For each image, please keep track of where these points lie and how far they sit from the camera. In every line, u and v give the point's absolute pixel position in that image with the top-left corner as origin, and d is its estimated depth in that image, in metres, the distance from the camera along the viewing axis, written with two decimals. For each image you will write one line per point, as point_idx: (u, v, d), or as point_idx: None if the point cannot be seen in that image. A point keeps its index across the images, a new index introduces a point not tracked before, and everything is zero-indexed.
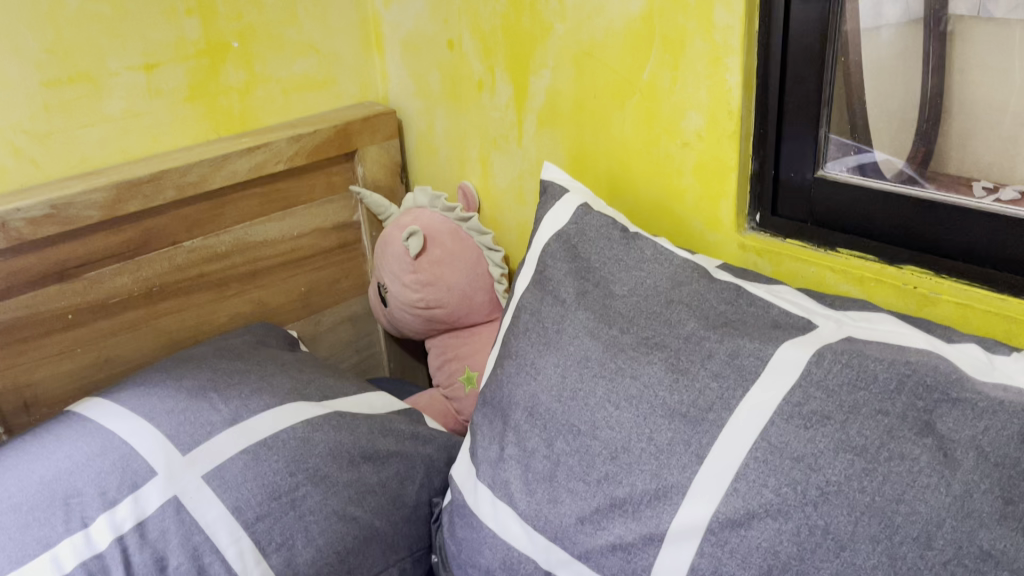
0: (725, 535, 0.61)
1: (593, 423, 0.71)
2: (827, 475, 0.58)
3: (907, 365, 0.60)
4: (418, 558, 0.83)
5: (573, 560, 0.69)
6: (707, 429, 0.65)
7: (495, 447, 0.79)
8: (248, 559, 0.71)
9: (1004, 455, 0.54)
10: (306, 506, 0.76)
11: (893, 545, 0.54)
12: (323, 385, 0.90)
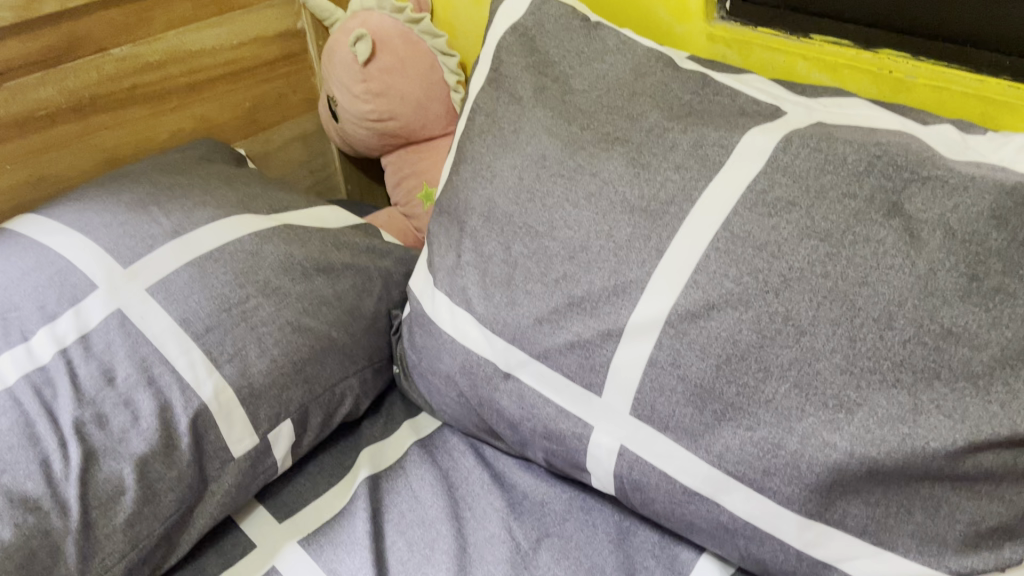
0: (684, 327, 0.60)
1: (551, 223, 0.68)
2: (790, 262, 0.56)
3: (878, 146, 0.57)
4: (379, 369, 0.82)
5: (532, 361, 0.69)
6: (668, 223, 0.62)
7: (451, 254, 0.76)
8: (199, 370, 0.69)
9: (972, 232, 0.52)
10: (258, 318, 0.74)
11: (854, 328, 0.54)
12: (272, 199, 0.86)
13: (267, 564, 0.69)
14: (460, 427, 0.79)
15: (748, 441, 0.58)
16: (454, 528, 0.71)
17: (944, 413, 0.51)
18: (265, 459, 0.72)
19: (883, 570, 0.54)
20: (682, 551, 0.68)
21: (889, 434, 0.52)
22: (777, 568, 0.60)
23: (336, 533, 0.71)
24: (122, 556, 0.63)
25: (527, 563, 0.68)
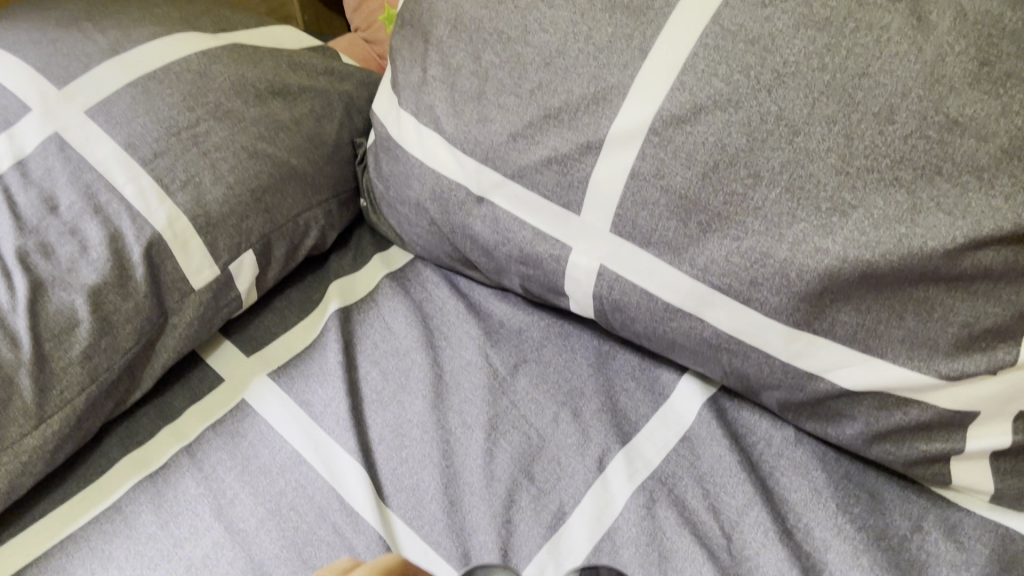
0: (669, 134, 0.55)
1: (524, 28, 0.62)
2: (785, 56, 0.52)
3: None
4: (344, 201, 0.78)
5: (506, 181, 0.64)
6: (652, 20, 0.56)
7: (417, 71, 0.70)
8: (150, 197, 0.65)
9: (985, 13, 0.47)
10: (210, 143, 0.68)
11: (852, 124, 0.50)
12: (218, 17, 0.79)
13: (238, 397, 0.67)
14: (431, 258, 0.75)
15: (735, 252, 0.55)
16: (429, 357, 0.69)
17: (944, 211, 0.48)
18: (228, 291, 0.69)
19: (871, 377, 0.53)
20: (663, 373, 0.67)
21: (885, 236, 0.49)
22: (761, 383, 0.58)
23: (308, 365, 0.69)
24: (83, 390, 0.60)
25: (505, 389, 0.66)
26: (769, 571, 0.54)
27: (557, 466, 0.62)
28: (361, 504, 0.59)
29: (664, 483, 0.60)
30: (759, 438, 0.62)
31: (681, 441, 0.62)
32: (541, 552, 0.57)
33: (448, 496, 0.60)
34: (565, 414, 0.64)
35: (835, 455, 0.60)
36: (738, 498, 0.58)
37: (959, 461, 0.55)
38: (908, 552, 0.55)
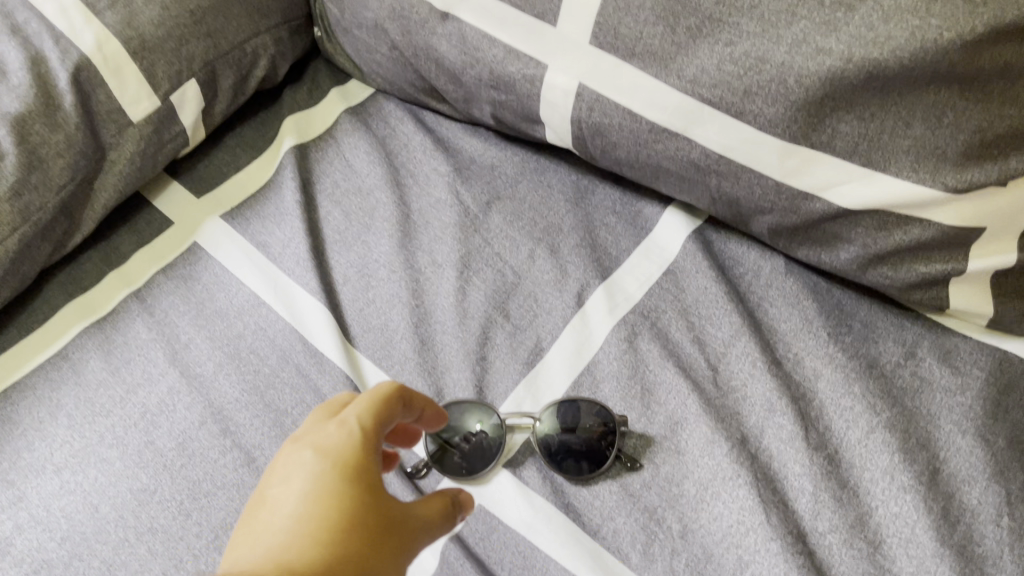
0: None
1: None
2: None
3: None
4: (295, 29, 0.70)
5: None
6: None
7: None
8: (74, 18, 0.58)
9: None
10: None
11: None
12: None
13: (189, 240, 0.62)
14: (395, 90, 0.69)
15: (728, 60, 0.49)
16: (394, 195, 0.64)
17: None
18: (171, 126, 0.63)
19: (872, 194, 0.49)
20: (645, 207, 0.62)
21: (896, 30, 0.44)
22: (752, 207, 0.54)
23: (264, 206, 0.64)
24: (15, 230, 0.55)
25: (477, 227, 0.61)
26: (756, 401, 0.52)
27: (533, 303, 0.58)
28: (326, 345, 0.56)
29: (646, 317, 0.56)
30: (747, 269, 0.59)
31: (664, 275, 0.58)
32: (519, 389, 0.54)
33: (418, 335, 0.56)
34: (541, 250, 0.60)
35: (826, 285, 0.57)
36: (723, 330, 0.55)
37: (959, 283, 0.52)
38: (900, 379, 0.52)
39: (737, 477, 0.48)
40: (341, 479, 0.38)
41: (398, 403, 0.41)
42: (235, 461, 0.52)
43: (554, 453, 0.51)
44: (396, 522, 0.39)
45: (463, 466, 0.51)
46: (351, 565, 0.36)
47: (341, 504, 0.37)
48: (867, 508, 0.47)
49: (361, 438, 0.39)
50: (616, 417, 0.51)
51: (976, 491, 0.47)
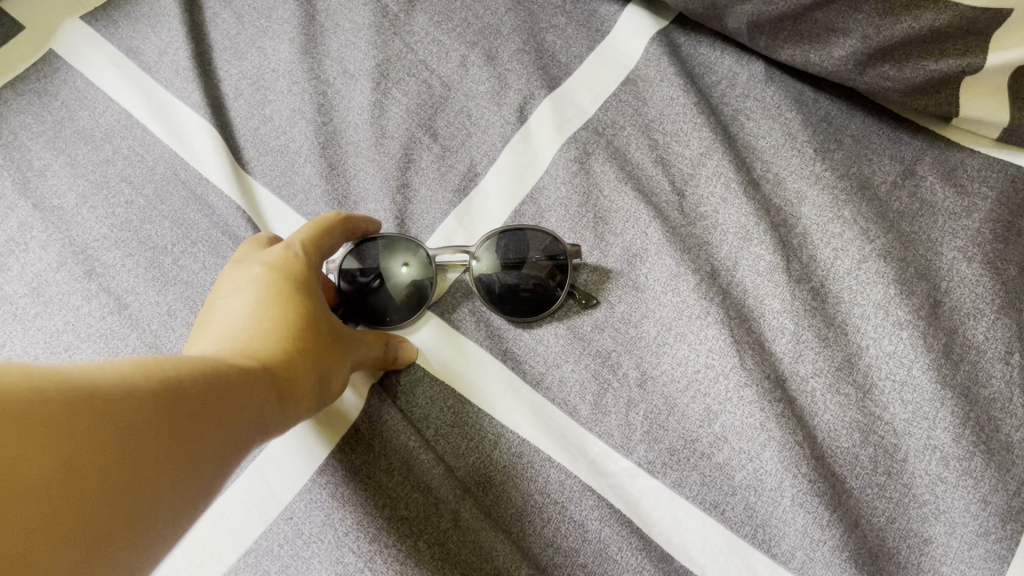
0: None
1: None
2: None
3: None
4: None
5: None
6: None
7: None
8: None
9: None
10: None
11: None
12: None
13: (44, 49, 0.51)
14: None
15: None
16: None
17: None
18: None
19: None
20: (601, 6, 0.52)
21: None
22: None
23: (137, 7, 0.52)
24: None
25: (398, 29, 0.51)
26: (729, 228, 0.44)
27: (466, 119, 0.48)
28: (212, 170, 0.46)
29: (600, 134, 0.47)
30: (720, 79, 0.49)
31: (623, 85, 0.49)
32: (449, 220, 0.45)
33: (326, 159, 0.47)
34: (475, 56, 0.50)
35: (813, 94, 0.48)
36: (692, 147, 0.46)
37: (973, 84, 0.43)
38: (897, 202, 0.44)
39: (706, 315, 0.41)
40: (293, 286, 0.36)
41: (339, 235, 0.41)
42: (102, 308, 0.42)
43: (499, 293, 0.43)
44: (342, 334, 0.38)
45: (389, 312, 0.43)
46: (306, 362, 0.35)
47: (295, 308, 0.36)
48: (857, 349, 0.40)
49: (306, 257, 0.38)
50: (569, 247, 0.43)
51: (983, 326, 0.40)
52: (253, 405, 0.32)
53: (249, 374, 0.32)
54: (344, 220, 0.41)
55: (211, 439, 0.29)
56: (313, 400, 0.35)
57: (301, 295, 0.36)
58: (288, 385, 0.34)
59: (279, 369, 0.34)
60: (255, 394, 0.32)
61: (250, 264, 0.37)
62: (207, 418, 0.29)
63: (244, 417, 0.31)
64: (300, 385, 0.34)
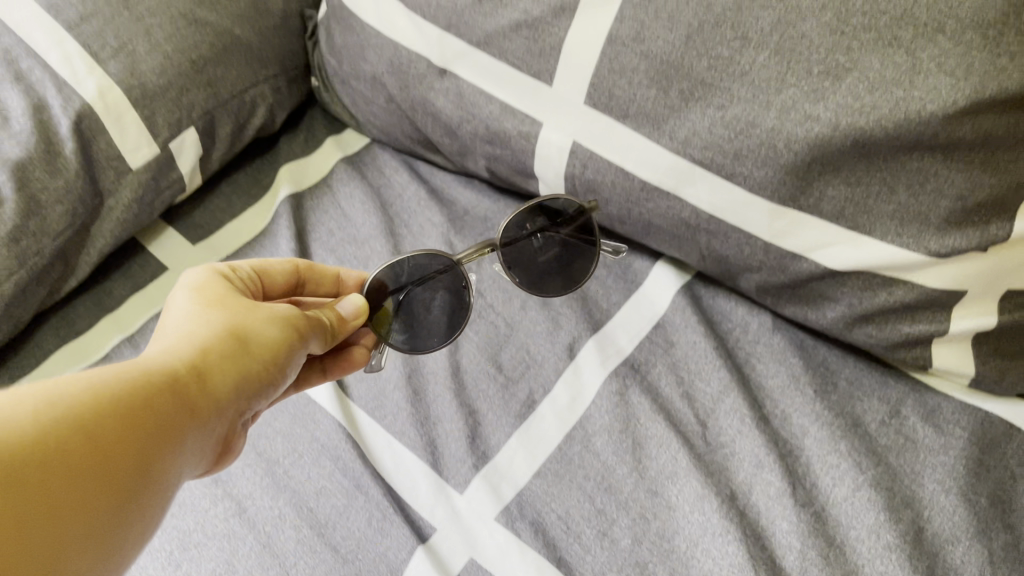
0: None
1: None
2: None
3: None
4: (295, 79, 0.72)
5: (470, 51, 0.59)
6: None
7: None
8: (77, 63, 0.58)
9: None
10: (144, 8, 0.62)
11: None
12: None
13: None
14: (391, 141, 0.71)
15: (719, 122, 0.51)
16: (389, 244, 0.65)
17: (946, 72, 0.44)
18: (169, 172, 0.64)
19: (860, 256, 0.50)
20: (635, 261, 0.63)
21: (881, 100, 0.46)
22: (739, 265, 0.56)
23: (259, 254, 0.65)
24: (12, 275, 0.56)
25: (470, 278, 0.63)
26: (746, 457, 0.52)
27: (526, 355, 0.58)
28: (319, 395, 0.56)
29: (636, 370, 0.57)
30: (735, 325, 0.60)
31: (654, 329, 0.59)
32: (512, 441, 0.54)
33: (411, 386, 0.57)
34: (533, 302, 0.61)
35: (812, 342, 0.58)
36: (712, 385, 0.56)
37: (941, 343, 0.53)
38: (885, 438, 0.53)
39: (727, 533, 0.49)
40: (214, 297, 0.47)
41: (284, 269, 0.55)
42: (225, 511, 0.51)
43: (515, 260, 0.60)
44: (279, 323, 0.48)
45: (431, 331, 0.57)
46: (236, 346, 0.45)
47: (221, 310, 0.46)
48: (855, 567, 0.48)
49: (226, 286, 0.49)
50: (590, 205, 0.58)
51: (960, 551, 0.47)
52: (189, 390, 0.42)
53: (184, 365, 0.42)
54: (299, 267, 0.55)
55: (151, 419, 0.39)
56: (252, 374, 0.45)
57: (226, 304, 0.47)
58: (216, 365, 0.44)
59: (213, 356, 0.44)
60: (192, 378, 0.42)
61: (178, 295, 0.47)
62: (149, 403, 0.39)
63: (190, 398, 0.42)
64: (231, 365, 0.44)
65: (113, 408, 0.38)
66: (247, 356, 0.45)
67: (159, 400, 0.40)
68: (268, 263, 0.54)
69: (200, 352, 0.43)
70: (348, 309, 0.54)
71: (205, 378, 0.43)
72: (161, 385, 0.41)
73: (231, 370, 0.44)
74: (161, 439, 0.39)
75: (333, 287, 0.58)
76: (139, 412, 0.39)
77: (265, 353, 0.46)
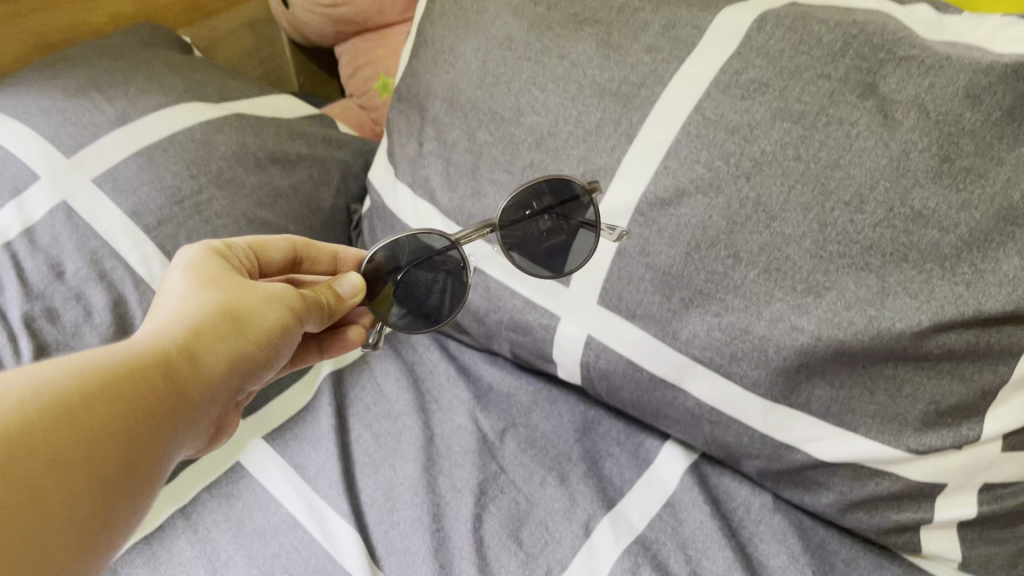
0: (653, 216, 0.59)
1: (517, 109, 0.66)
2: (762, 146, 0.55)
3: (854, 25, 0.55)
4: None
5: (498, 253, 0.68)
6: (639, 107, 0.60)
7: (413, 144, 0.74)
8: (153, 264, 0.67)
9: (946, 113, 0.51)
10: (212, 211, 0.71)
11: (825, 212, 0.53)
12: (221, 86, 0.83)
13: (234, 458, 0.69)
14: None
15: (716, 327, 0.57)
16: (421, 420, 0.71)
17: (910, 296, 0.51)
18: None
19: (847, 449, 0.56)
20: (647, 439, 0.69)
21: (856, 317, 0.52)
22: (741, 451, 0.61)
23: (302, 429, 0.71)
24: None
25: (494, 453, 0.68)
26: None
27: (544, 530, 0.63)
28: (354, 565, 0.61)
29: (647, 548, 0.61)
30: (739, 504, 0.65)
31: (664, 506, 0.64)
32: None
33: (438, 558, 0.62)
34: (551, 477, 0.66)
35: (811, 522, 0.63)
36: (718, 564, 0.60)
37: (929, 530, 0.57)
38: None
39: None
40: (211, 275, 0.52)
41: (283, 249, 0.61)
42: None
43: (514, 236, 0.62)
44: (269, 300, 0.53)
45: (430, 312, 0.62)
46: (228, 324, 0.50)
47: (214, 288, 0.51)
48: None
49: (222, 266, 0.54)
50: (588, 185, 0.59)
51: None
52: (180, 370, 0.47)
53: (178, 344, 0.47)
54: (297, 245, 0.62)
55: (138, 402, 0.44)
56: (242, 352, 0.50)
57: (222, 282, 0.52)
58: (209, 344, 0.49)
59: (207, 336, 0.49)
60: (183, 361, 0.47)
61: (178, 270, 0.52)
62: (136, 388, 0.45)
63: (181, 382, 0.47)
64: (225, 344, 0.49)
65: (103, 395, 0.43)
66: (237, 337, 0.50)
67: (147, 386, 0.45)
68: (266, 241, 0.60)
69: (194, 331, 0.49)
70: (348, 289, 0.59)
71: (195, 358, 0.48)
72: (153, 367, 0.46)
73: (223, 350, 0.49)
74: (146, 422, 0.45)
75: (330, 263, 0.65)
76: (126, 397, 0.44)
77: (256, 331, 0.51)
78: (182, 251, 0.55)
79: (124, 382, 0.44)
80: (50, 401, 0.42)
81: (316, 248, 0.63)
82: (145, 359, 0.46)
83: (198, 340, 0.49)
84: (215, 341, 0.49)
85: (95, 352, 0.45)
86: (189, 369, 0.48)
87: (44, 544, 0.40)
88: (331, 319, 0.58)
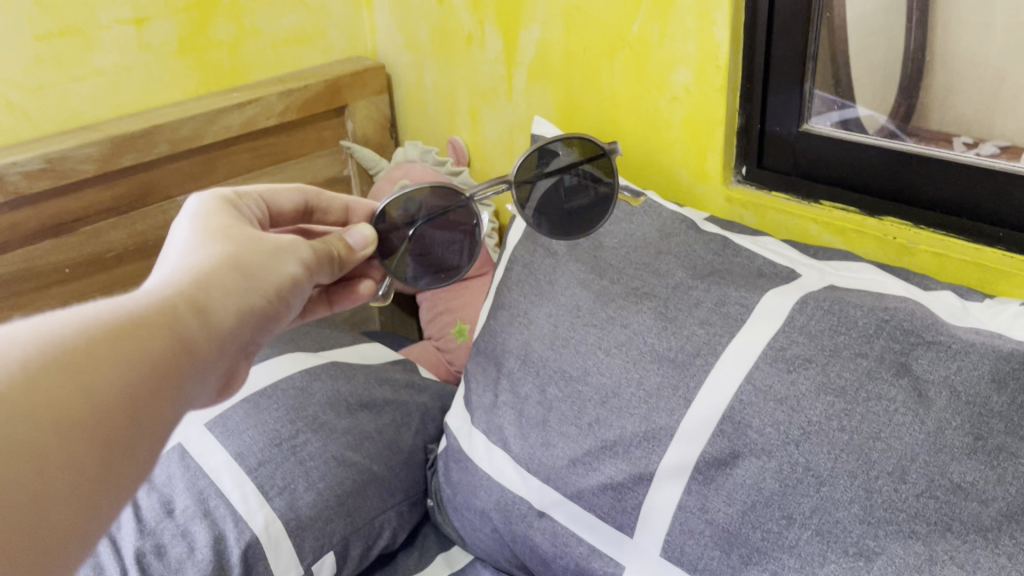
0: (711, 474, 0.64)
1: (584, 369, 0.75)
2: (809, 416, 0.61)
3: (886, 311, 0.63)
4: (414, 501, 0.87)
5: (565, 500, 0.73)
6: (694, 374, 0.68)
7: (489, 393, 0.83)
8: (251, 502, 0.75)
9: (974, 393, 0.57)
10: (305, 452, 0.80)
11: (870, 480, 0.57)
12: (321, 338, 0.97)
13: None
14: (491, 561, 0.82)
15: None
16: None
17: (959, 565, 0.53)
18: None
19: None
20: None
21: None
22: None
23: None
24: None
25: None
26: None
27: None
28: None
29: None
30: None
31: None
32: None
33: None
34: None
35: None
36: None
37: None
38: None
39: None
40: (217, 236, 0.57)
41: (296, 195, 0.72)
42: None
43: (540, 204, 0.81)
44: (275, 256, 0.58)
45: (445, 265, 0.79)
46: (237, 272, 0.55)
47: (220, 244, 0.56)
48: None
49: (227, 227, 0.59)
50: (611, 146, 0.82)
51: None
52: (196, 311, 0.50)
53: (191, 287, 0.51)
54: (305, 191, 0.73)
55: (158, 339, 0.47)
56: (252, 303, 0.55)
57: (228, 240, 0.57)
58: (222, 290, 0.53)
59: (218, 284, 0.53)
60: (199, 303, 0.51)
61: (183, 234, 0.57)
62: (156, 323, 0.47)
63: (199, 326, 0.50)
64: (236, 293, 0.54)
65: (124, 330, 0.45)
66: (246, 286, 0.55)
67: (168, 324, 0.48)
68: (277, 191, 0.71)
69: (206, 277, 0.53)
70: (359, 240, 0.70)
71: (210, 301, 0.52)
72: (169, 307, 0.49)
73: (235, 299, 0.53)
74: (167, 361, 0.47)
75: (338, 216, 0.76)
76: (148, 331, 0.46)
77: (264, 282, 0.56)
78: (189, 207, 0.61)
79: (145, 318, 0.47)
80: (75, 334, 0.43)
81: (326, 202, 0.75)
82: (163, 301, 0.49)
83: (207, 288, 0.52)
84: (227, 289, 0.53)
85: (115, 298, 0.48)
86: (204, 311, 0.51)
87: (85, 468, 0.40)
88: (344, 270, 0.67)
